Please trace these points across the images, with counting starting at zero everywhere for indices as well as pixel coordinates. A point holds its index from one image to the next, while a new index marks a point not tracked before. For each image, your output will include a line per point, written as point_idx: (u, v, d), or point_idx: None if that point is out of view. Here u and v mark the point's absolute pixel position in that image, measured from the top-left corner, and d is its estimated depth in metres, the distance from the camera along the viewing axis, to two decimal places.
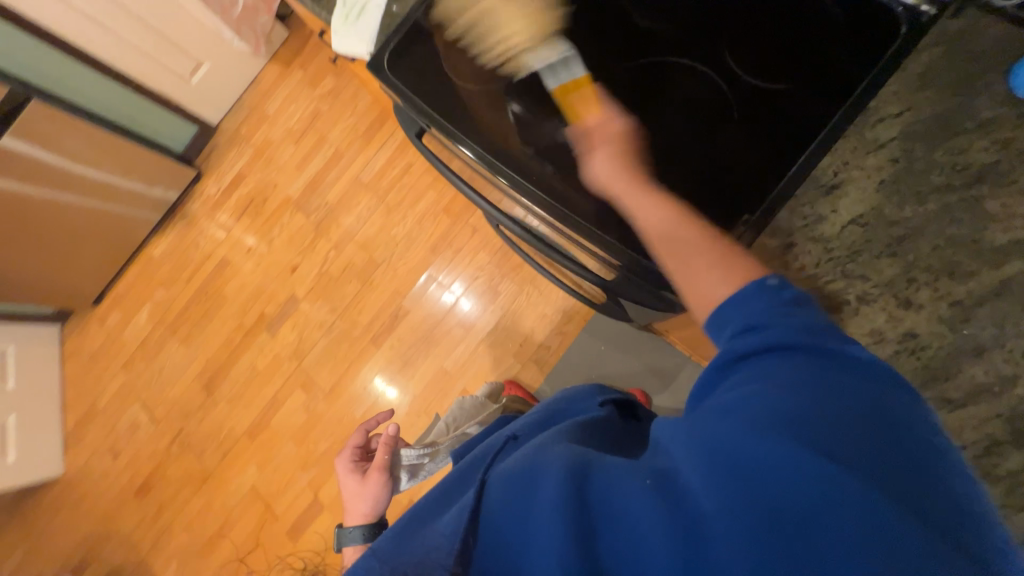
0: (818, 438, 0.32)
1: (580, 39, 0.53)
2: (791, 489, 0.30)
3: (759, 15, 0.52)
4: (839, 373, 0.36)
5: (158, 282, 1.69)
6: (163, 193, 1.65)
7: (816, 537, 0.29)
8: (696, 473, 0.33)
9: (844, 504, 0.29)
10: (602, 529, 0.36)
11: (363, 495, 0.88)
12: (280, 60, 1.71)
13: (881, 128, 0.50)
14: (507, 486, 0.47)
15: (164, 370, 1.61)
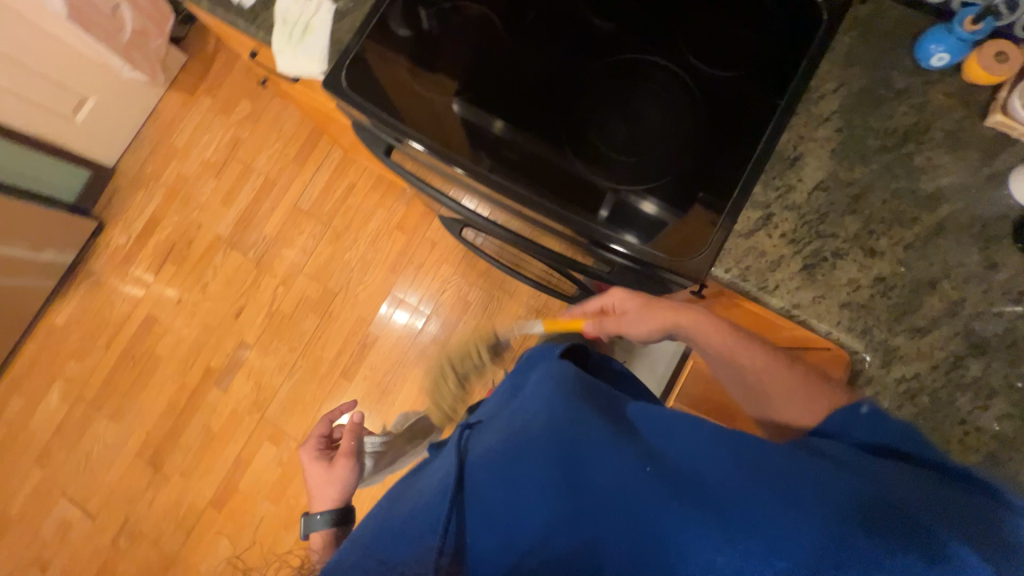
0: (835, 473, 0.39)
1: (543, 53, 0.60)
2: (780, 479, 0.39)
3: (704, 17, 0.59)
4: (884, 434, 0.43)
5: (68, 355, 1.45)
6: (56, 255, 1.41)
7: (784, 509, 0.37)
8: (708, 477, 0.41)
9: (822, 493, 0.37)
10: (599, 503, 0.42)
11: (329, 480, 0.83)
12: (182, 87, 1.55)
13: (822, 104, 0.57)
14: (487, 462, 0.49)
15: (93, 454, 1.38)
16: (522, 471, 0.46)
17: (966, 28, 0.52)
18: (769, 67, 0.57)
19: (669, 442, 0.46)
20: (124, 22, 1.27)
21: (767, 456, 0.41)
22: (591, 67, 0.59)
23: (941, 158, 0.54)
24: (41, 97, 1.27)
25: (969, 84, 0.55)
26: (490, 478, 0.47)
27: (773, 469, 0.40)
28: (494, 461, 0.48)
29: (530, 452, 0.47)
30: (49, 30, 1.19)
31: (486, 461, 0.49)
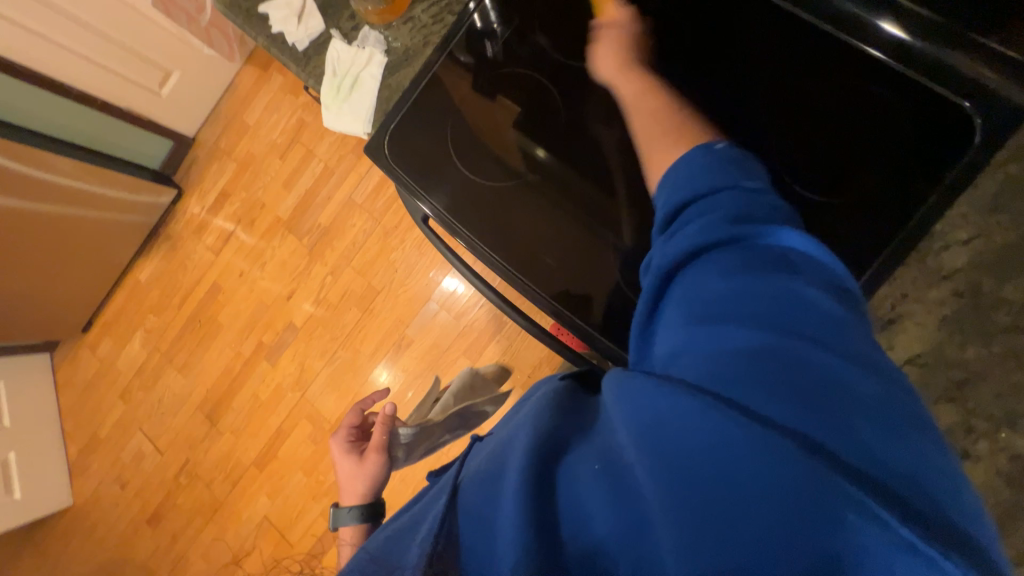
0: (739, 378, 0.32)
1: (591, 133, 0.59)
2: (738, 459, 0.29)
3: (806, 131, 0.55)
4: (776, 277, 0.35)
5: (148, 308, 1.62)
6: (155, 199, 1.57)
7: (743, 506, 0.28)
8: (634, 449, 0.33)
9: (786, 463, 0.28)
10: (561, 523, 0.34)
11: (360, 475, 0.74)
12: (257, 62, 1.57)
13: (944, 255, 0.49)
14: (476, 484, 0.43)
15: (164, 399, 1.58)
16: (494, 498, 0.39)
17: None
18: (883, 182, 0.52)
19: (609, 420, 0.39)
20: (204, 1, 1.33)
21: (659, 395, 0.34)
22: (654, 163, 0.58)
23: None
24: (132, 72, 1.34)
25: None
26: (476, 507, 0.41)
27: (664, 416, 0.33)
28: (479, 486, 0.42)
29: (501, 475, 0.40)
30: (138, 9, 1.24)
31: (473, 488, 0.43)
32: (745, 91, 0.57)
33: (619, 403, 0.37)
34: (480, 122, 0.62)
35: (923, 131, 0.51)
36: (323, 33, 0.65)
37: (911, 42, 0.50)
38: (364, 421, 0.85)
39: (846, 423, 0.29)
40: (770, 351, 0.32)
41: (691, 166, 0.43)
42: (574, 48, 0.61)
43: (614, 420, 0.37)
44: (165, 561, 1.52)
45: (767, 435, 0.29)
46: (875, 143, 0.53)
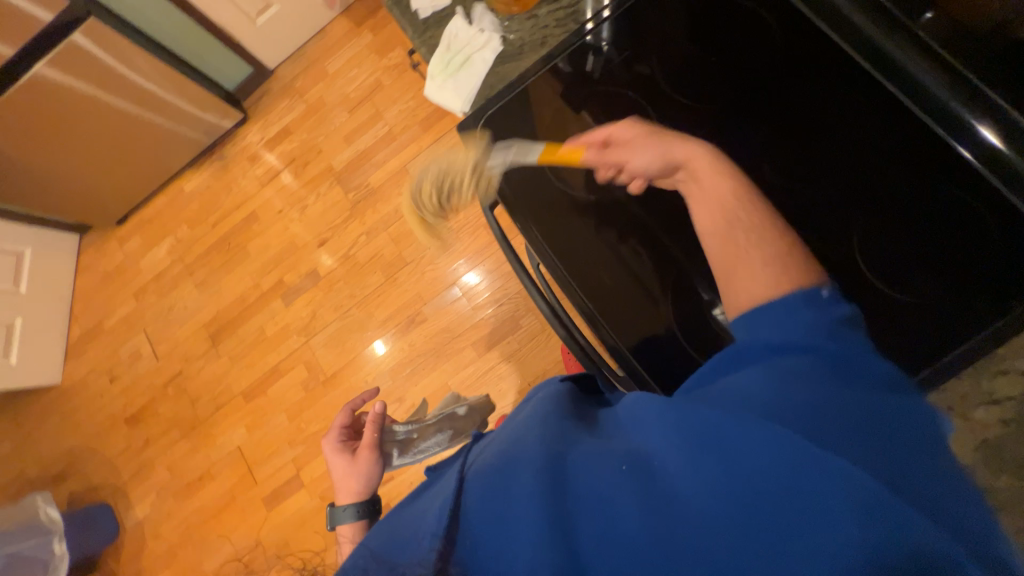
0: (794, 420, 0.33)
1: None
2: (782, 470, 0.31)
3: (889, 213, 0.54)
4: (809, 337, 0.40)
5: (184, 218, 1.65)
6: (216, 120, 1.60)
7: (782, 508, 0.30)
8: (672, 457, 0.36)
9: (827, 480, 0.30)
10: (587, 517, 0.36)
11: (353, 471, 0.71)
12: (353, 16, 1.61)
13: (999, 381, 0.50)
14: (482, 472, 0.43)
15: (175, 308, 1.60)
16: (508, 486, 0.40)
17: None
18: (952, 275, 0.50)
19: (639, 431, 0.41)
20: None
21: (709, 417, 0.36)
22: None
23: None
24: None
25: None
26: (484, 490, 0.41)
27: (721, 433, 0.34)
28: (486, 477, 0.42)
29: (518, 465, 0.41)
30: None
31: (480, 477, 0.43)
32: (830, 158, 0.56)
33: (659, 421, 0.40)
34: (555, 130, 0.62)
35: (1011, 234, 0.48)
36: (448, 8, 0.66)
37: (1002, 151, 0.45)
38: (354, 420, 0.82)
39: (906, 470, 0.31)
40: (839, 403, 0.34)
41: (788, 301, 0.43)
42: (672, 70, 0.61)
43: (648, 433, 0.40)
44: (131, 463, 1.54)
45: (843, 470, 0.30)
46: (955, 241, 0.51)
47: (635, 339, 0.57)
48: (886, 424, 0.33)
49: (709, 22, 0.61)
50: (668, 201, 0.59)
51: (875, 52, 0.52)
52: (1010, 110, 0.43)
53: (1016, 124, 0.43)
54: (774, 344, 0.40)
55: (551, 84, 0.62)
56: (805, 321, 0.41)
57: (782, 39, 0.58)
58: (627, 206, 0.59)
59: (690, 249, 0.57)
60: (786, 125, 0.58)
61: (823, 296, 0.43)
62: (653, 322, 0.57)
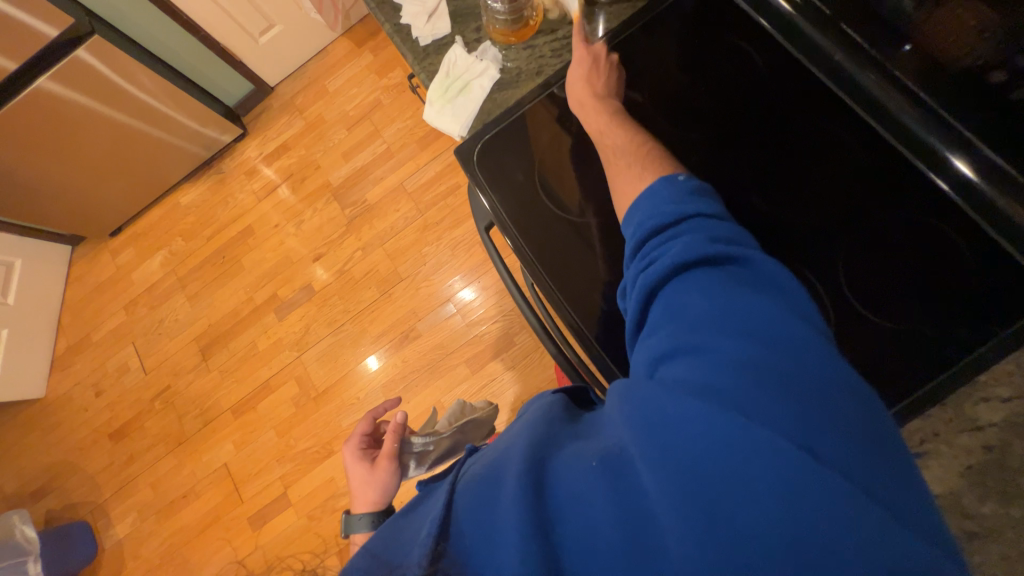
0: (727, 395, 0.34)
1: None
2: (720, 448, 0.32)
3: (877, 237, 0.54)
4: (718, 271, 0.41)
5: (179, 231, 1.65)
6: (216, 135, 1.61)
7: (729, 492, 0.30)
8: (631, 445, 0.36)
9: (758, 453, 0.31)
10: (565, 519, 0.36)
11: (371, 481, 0.70)
12: (354, 37, 1.64)
13: (981, 407, 0.50)
14: (471, 486, 0.43)
15: (165, 322, 1.58)
16: (492, 493, 0.40)
17: None
18: (935, 301, 0.51)
19: (606, 425, 0.42)
20: None
21: (652, 402, 0.36)
22: None
23: None
24: (239, 15, 1.42)
25: None
26: (472, 504, 0.42)
27: (666, 414, 0.35)
28: (474, 487, 0.43)
29: (504, 472, 0.41)
30: None
31: (470, 489, 0.43)
32: (818, 179, 0.57)
33: (618, 411, 0.40)
34: (547, 152, 0.64)
35: (985, 265, 0.51)
36: (448, 37, 0.67)
37: (976, 183, 0.48)
38: (376, 429, 0.82)
39: (825, 424, 0.32)
40: (757, 353, 0.35)
41: (679, 211, 0.46)
42: (671, 98, 0.63)
43: (612, 426, 0.40)
44: (114, 479, 1.50)
45: (766, 438, 0.31)
46: (934, 267, 0.52)
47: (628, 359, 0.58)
48: (800, 368, 0.35)
49: (705, 60, 0.63)
50: None
51: (857, 87, 0.55)
52: (987, 146, 0.46)
53: (989, 158, 0.46)
54: (688, 279, 0.42)
55: (547, 109, 0.64)
56: (702, 243, 0.43)
57: (773, 77, 0.61)
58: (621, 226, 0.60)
59: None
60: (777, 147, 0.59)
61: (680, 180, 0.49)
62: None
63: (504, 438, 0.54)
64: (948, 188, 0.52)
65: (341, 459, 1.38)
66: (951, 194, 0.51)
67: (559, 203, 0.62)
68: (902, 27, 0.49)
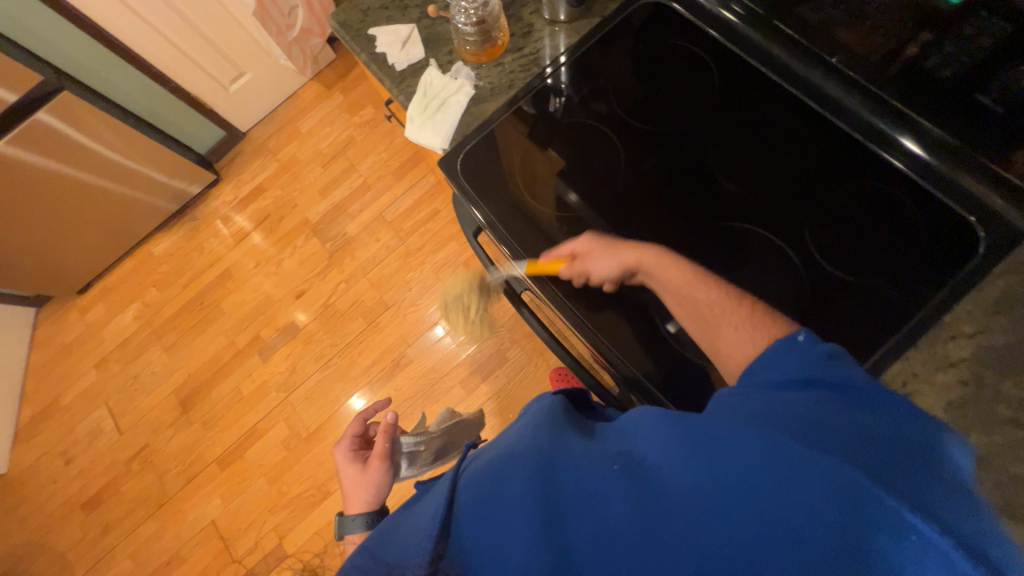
0: (788, 429, 0.33)
1: (637, 177, 0.63)
2: (767, 472, 0.31)
3: (837, 209, 0.59)
4: (798, 352, 0.41)
5: (153, 282, 1.61)
6: (184, 185, 1.60)
7: (765, 508, 0.30)
8: (664, 457, 0.35)
9: (809, 480, 0.30)
10: (579, 519, 0.35)
11: (364, 481, 0.71)
12: (323, 80, 1.69)
13: (951, 345, 0.51)
14: (471, 480, 0.42)
15: (140, 377, 1.51)
16: (499, 489, 0.39)
17: None
18: (897, 261, 0.55)
19: (629, 432, 0.41)
20: (297, 21, 1.43)
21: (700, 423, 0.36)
22: (688, 207, 0.61)
23: None
24: (208, 65, 1.45)
25: None
26: (473, 497, 0.40)
27: (717, 437, 0.34)
28: (476, 481, 0.41)
29: (511, 467, 0.40)
30: (234, 16, 1.37)
31: (470, 484, 0.42)
32: (777, 163, 0.62)
33: (649, 423, 0.39)
34: (527, 161, 0.67)
35: (932, 226, 0.56)
36: (422, 61, 0.71)
37: (931, 161, 0.57)
38: (367, 430, 0.83)
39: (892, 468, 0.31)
40: (823, 413, 0.35)
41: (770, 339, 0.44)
42: (636, 102, 0.67)
43: (639, 435, 0.39)
44: (87, 554, 1.38)
45: (823, 467, 0.30)
46: (889, 231, 0.57)
47: (626, 346, 0.58)
48: (871, 431, 0.33)
49: (663, 69, 0.68)
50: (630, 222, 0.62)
51: (806, 84, 0.63)
52: (933, 126, 0.56)
53: (942, 140, 0.56)
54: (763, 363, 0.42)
55: (525, 119, 0.68)
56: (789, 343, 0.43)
57: (724, 79, 0.66)
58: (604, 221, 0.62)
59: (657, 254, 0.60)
60: (737, 136, 0.64)
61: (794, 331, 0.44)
62: (636, 328, 0.59)
63: (504, 440, 0.53)
64: (900, 166, 0.58)
65: (338, 500, 1.32)
66: (906, 171, 0.58)
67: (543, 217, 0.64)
68: (857, 40, 0.57)
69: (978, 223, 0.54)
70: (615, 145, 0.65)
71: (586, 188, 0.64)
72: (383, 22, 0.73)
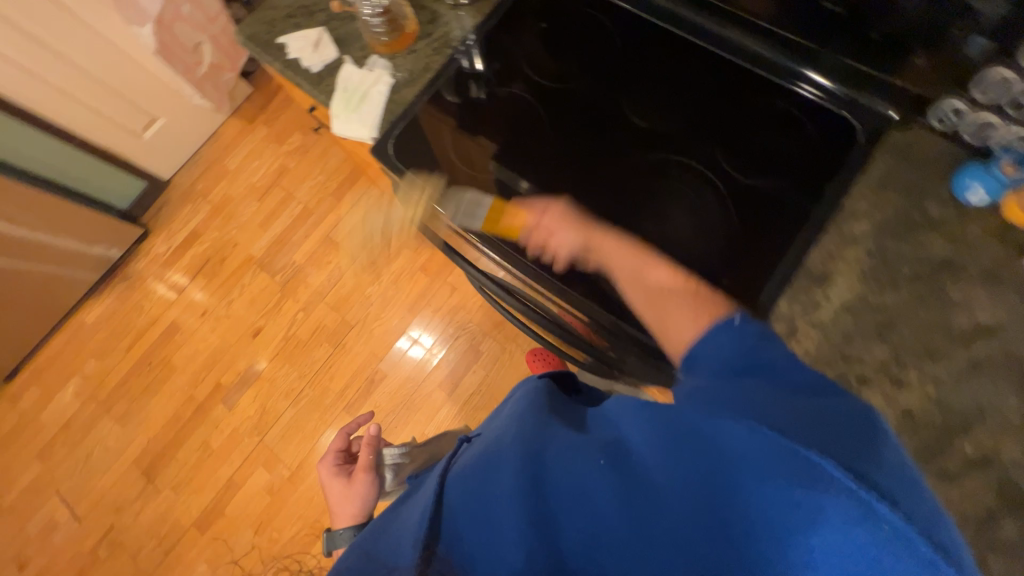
0: (766, 413, 0.32)
1: (565, 130, 0.66)
2: (741, 462, 0.31)
3: (745, 126, 0.63)
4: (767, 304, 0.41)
5: (91, 352, 1.49)
6: (106, 250, 1.51)
7: (736, 499, 0.31)
8: (646, 449, 0.36)
9: (781, 468, 0.29)
10: (569, 516, 0.37)
11: (351, 494, 0.73)
12: (244, 114, 1.65)
13: (853, 223, 0.57)
14: (472, 477, 0.46)
15: (93, 455, 1.39)
16: (496, 487, 0.42)
17: (1006, 171, 0.52)
18: (801, 162, 0.60)
19: (614, 422, 0.42)
20: (205, 57, 1.41)
21: (682, 413, 0.35)
22: (612, 149, 0.64)
23: (977, 295, 0.52)
24: (117, 115, 1.39)
25: (1008, 224, 0.54)
26: (475, 493, 0.45)
27: (696, 427, 0.34)
28: (476, 478, 0.46)
29: (504, 466, 0.43)
30: (139, 62, 1.33)
31: (471, 480, 0.46)
32: (682, 93, 0.65)
33: (634, 415, 0.40)
34: (460, 140, 0.68)
35: (824, 128, 0.61)
36: (337, 60, 0.72)
37: (827, 85, 0.61)
38: (350, 445, 0.84)
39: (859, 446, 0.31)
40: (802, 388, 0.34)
41: (737, 287, 0.42)
42: (545, 62, 0.70)
43: (626, 428, 0.40)
44: None
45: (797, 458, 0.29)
46: (789, 137, 0.61)
47: (598, 294, 0.59)
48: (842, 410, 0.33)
49: (561, 30, 0.71)
50: (567, 176, 0.64)
51: (694, 26, 0.67)
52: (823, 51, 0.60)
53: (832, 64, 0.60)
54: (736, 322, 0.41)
55: (448, 98, 0.69)
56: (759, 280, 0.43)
57: (618, 31, 0.70)
58: (541, 181, 0.64)
59: (596, 199, 0.62)
60: (643, 77, 0.67)
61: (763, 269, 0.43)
62: (600, 278, 0.60)
63: (494, 430, 0.57)
64: (808, 92, 0.62)
65: None
66: (809, 97, 0.62)
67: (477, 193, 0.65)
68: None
69: (853, 116, 0.60)
70: (536, 107, 0.68)
71: (514, 157, 0.65)
72: (291, 30, 0.74)
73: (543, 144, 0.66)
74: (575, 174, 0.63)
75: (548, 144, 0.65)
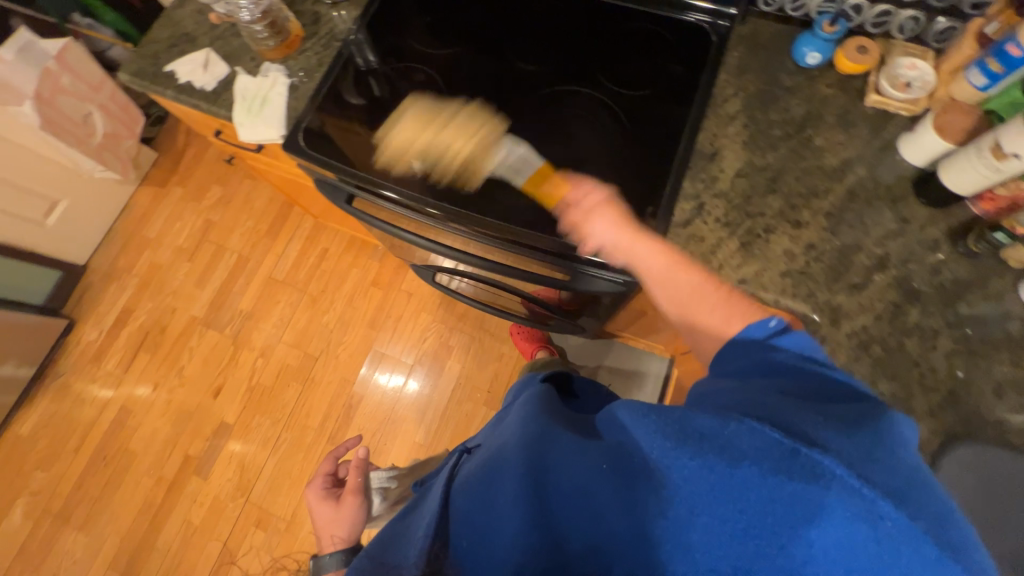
0: (777, 424, 0.34)
1: (465, 86, 0.71)
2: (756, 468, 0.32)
3: (613, 47, 0.71)
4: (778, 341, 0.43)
5: (34, 466, 1.35)
6: (13, 370, 1.35)
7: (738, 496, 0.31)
8: (644, 449, 0.36)
9: (789, 473, 0.31)
10: (570, 520, 0.38)
11: (339, 519, 0.71)
12: (155, 181, 1.60)
13: (727, 105, 0.65)
14: (473, 481, 0.46)
15: (60, 574, 1.26)
16: (498, 490, 0.42)
17: (825, 30, 0.61)
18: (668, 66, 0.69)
19: (613, 423, 0.42)
20: (96, 127, 1.36)
21: (692, 417, 0.36)
22: (509, 94, 0.70)
23: (837, 137, 0.62)
24: (12, 205, 1.31)
25: (844, 74, 0.64)
26: (476, 493, 0.44)
27: (705, 432, 0.34)
28: (477, 481, 0.45)
29: (504, 467, 0.43)
30: (24, 144, 1.27)
31: (475, 482, 0.45)
32: (557, 33, 0.73)
33: (634, 418, 0.40)
34: (369, 118, 0.70)
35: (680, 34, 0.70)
36: (229, 74, 0.74)
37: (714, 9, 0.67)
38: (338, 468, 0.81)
39: (859, 449, 0.33)
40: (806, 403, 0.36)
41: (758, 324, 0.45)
42: (429, 32, 0.75)
43: (619, 428, 0.40)
44: None
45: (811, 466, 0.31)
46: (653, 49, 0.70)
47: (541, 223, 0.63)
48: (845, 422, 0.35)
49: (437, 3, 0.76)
50: (479, 126, 0.68)
51: None
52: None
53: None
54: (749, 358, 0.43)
55: (347, 83, 0.71)
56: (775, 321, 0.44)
57: None
58: (458, 139, 0.67)
59: (508, 140, 0.66)
60: (522, 27, 0.74)
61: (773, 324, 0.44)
62: (540, 213, 0.63)
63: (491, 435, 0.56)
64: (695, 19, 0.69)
65: None
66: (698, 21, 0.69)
67: (401, 173, 0.66)
68: None
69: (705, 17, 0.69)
70: (432, 73, 0.72)
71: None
72: (177, 57, 0.75)
73: (449, 104, 0.69)
74: (482, 121, 0.67)
75: (456, 103, 0.69)
